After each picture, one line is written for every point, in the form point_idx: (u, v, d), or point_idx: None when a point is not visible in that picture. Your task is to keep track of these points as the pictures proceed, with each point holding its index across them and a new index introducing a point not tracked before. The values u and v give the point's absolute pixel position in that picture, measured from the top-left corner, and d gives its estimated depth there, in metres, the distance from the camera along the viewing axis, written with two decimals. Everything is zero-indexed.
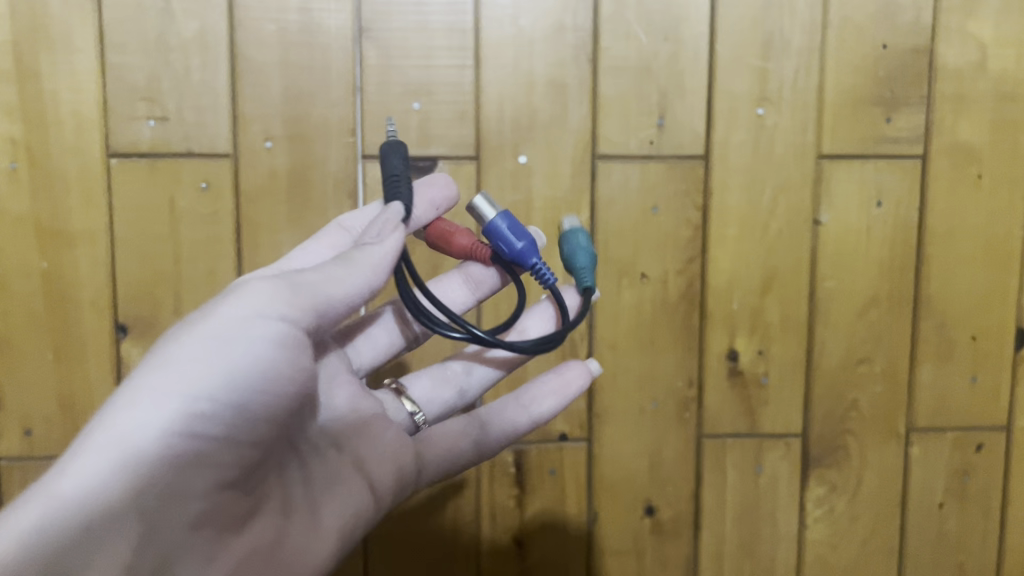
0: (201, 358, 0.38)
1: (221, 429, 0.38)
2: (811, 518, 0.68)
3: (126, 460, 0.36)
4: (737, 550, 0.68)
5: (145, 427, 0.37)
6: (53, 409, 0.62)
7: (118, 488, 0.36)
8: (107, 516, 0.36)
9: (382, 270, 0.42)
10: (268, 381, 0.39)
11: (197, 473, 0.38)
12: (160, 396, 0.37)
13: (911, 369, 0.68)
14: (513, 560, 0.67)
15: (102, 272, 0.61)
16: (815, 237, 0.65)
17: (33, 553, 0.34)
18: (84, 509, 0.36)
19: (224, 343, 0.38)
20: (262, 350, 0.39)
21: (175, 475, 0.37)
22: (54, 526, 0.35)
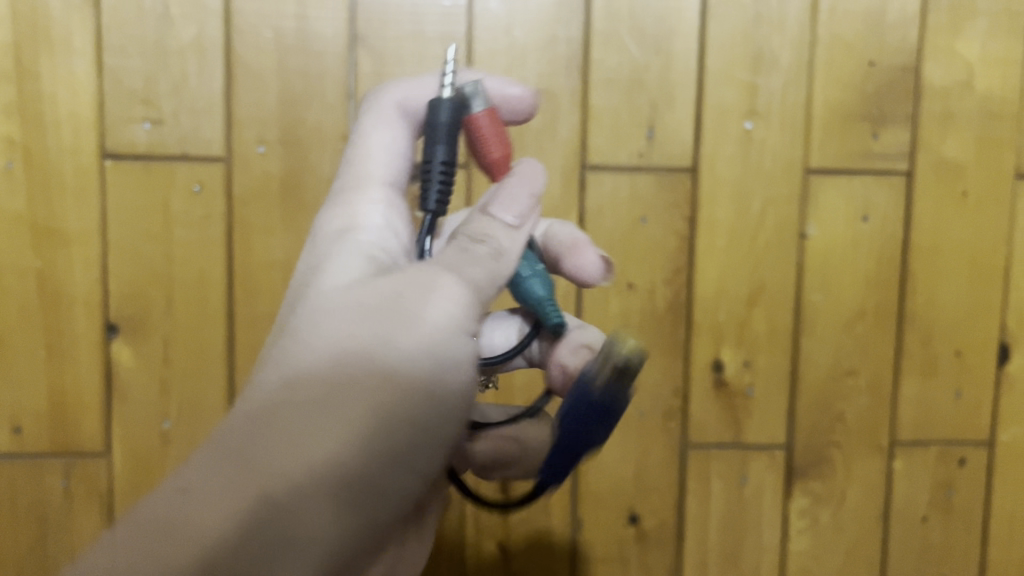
0: (391, 382, 0.35)
1: (421, 460, 0.36)
2: (795, 530, 0.69)
3: (339, 490, 0.33)
4: (721, 558, 0.69)
5: (348, 435, 0.33)
6: (44, 407, 0.63)
7: (319, 511, 0.33)
8: (296, 551, 0.32)
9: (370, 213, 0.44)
10: (448, 393, 0.36)
11: (380, 502, 0.35)
12: (357, 395, 0.34)
13: (896, 383, 0.68)
14: (498, 569, 0.67)
15: (95, 272, 0.62)
16: (801, 249, 0.66)
17: (215, 563, 0.30)
18: (255, 528, 0.31)
19: (403, 320, 0.36)
20: (439, 327, 0.36)
21: (380, 512, 0.35)
22: (249, 552, 0.31)
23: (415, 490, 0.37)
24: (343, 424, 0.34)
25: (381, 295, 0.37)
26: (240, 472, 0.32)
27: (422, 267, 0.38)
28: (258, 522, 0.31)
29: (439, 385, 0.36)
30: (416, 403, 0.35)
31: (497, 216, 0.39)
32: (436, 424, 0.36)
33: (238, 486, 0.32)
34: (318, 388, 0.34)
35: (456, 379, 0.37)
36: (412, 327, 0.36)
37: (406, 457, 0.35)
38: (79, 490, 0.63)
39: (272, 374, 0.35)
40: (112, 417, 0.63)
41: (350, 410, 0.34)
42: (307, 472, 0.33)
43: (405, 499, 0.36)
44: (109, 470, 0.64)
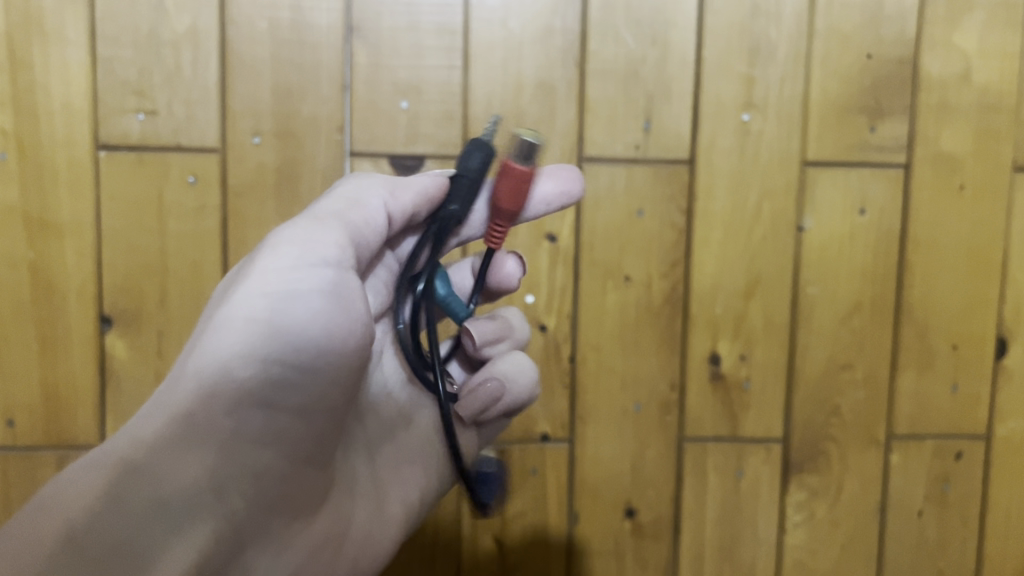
0: (250, 333, 0.39)
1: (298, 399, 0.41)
2: (792, 524, 0.69)
3: (186, 436, 0.37)
4: (717, 552, 0.68)
5: (209, 386, 0.38)
6: (37, 400, 0.62)
7: (193, 456, 0.37)
8: (182, 494, 0.36)
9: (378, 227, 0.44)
10: (331, 337, 0.40)
11: (263, 440, 0.40)
12: (225, 352, 0.39)
13: (893, 376, 0.68)
14: (495, 562, 0.67)
15: (89, 264, 0.61)
16: (798, 243, 0.66)
17: (101, 517, 0.34)
18: (142, 482, 0.35)
19: (276, 298, 0.40)
20: (317, 297, 0.40)
21: (268, 451, 0.40)
22: (129, 500, 0.35)
23: (294, 424, 0.41)
24: (193, 385, 0.38)
25: (284, 279, 0.40)
26: (107, 447, 0.36)
27: (321, 234, 0.41)
28: (135, 477, 0.35)
29: (301, 338, 0.40)
30: (283, 346, 0.39)
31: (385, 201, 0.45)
32: (304, 364, 0.40)
33: (91, 462, 0.36)
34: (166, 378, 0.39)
35: (341, 319, 0.41)
36: (271, 291, 0.40)
37: (265, 395, 0.40)
38: None
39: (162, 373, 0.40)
40: (106, 410, 0.63)
41: (227, 356, 0.39)
42: (137, 444, 0.36)
43: (287, 435, 0.41)
44: None
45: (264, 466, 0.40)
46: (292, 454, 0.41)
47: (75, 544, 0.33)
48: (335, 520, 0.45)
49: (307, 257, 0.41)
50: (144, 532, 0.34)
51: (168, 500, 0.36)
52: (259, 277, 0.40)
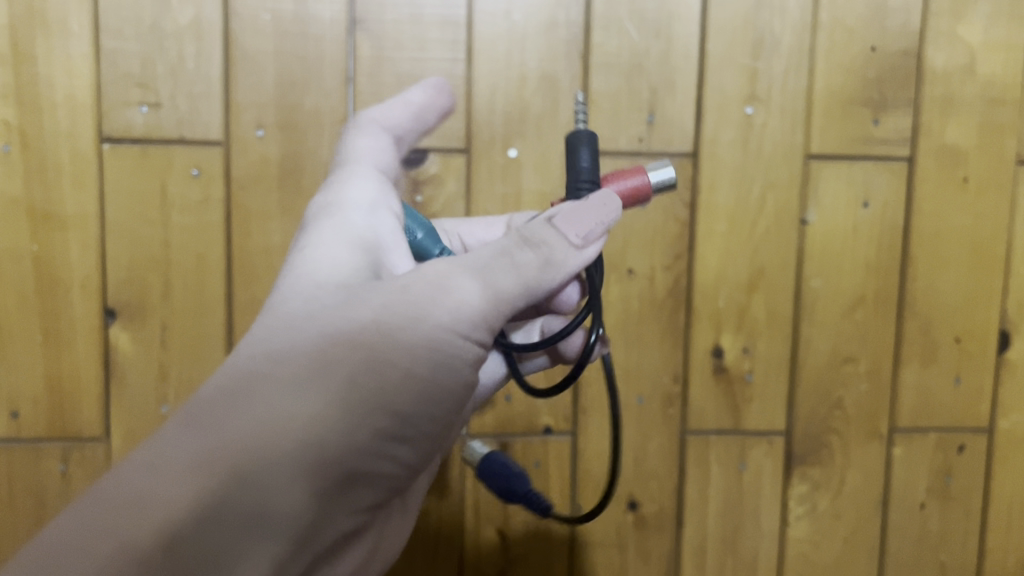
0: (400, 372, 0.35)
1: (410, 439, 0.36)
2: (794, 517, 0.69)
3: (312, 471, 0.32)
4: (719, 545, 0.69)
5: (330, 401, 0.33)
6: (42, 391, 0.62)
7: (303, 484, 0.32)
8: (282, 525, 0.31)
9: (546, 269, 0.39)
10: (447, 372, 0.37)
11: (368, 481, 0.35)
12: (350, 363, 0.34)
13: (896, 369, 0.68)
14: (497, 554, 0.67)
15: (93, 256, 0.62)
16: (802, 235, 0.66)
17: (190, 527, 0.29)
18: (244, 498, 0.31)
19: (401, 315, 0.36)
20: (452, 333, 0.37)
21: (366, 490, 0.35)
22: (227, 516, 0.30)
23: (399, 477, 0.36)
24: (322, 397, 0.33)
25: (403, 294, 0.37)
26: (209, 438, 0.32)
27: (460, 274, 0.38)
28: (236, 491, 0.31)
29: (428, 393, 0.36)
30: (405, 374, 0.35)
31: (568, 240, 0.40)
32: (423, 421, 0.36)
33: (205, 458, 0.31)
34: (300, 366, 0.34)
35: (450, 377, 0.37)
36: (425, 324, 0.36)
37: (386, 428, 0.35)
38: (77, 475, 0.63)
39: (295, 351, 0.35)
40: (110, 401, 0.63)
41: (360, 371, 0.34)
42: (257, 461, 0.31)
43: (389, 476, 0.36)
44: (107, 456, 0.63)
45: (359, 503, 0.35)
46: (386, 490, 0.36)
47: (166, 559, 0.28)
48: (373, 545, 0.40)
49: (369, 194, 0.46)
50: (228, 559, 0.30)
51: (265, 532, 0.31)
52: (423, 311, 0.36)
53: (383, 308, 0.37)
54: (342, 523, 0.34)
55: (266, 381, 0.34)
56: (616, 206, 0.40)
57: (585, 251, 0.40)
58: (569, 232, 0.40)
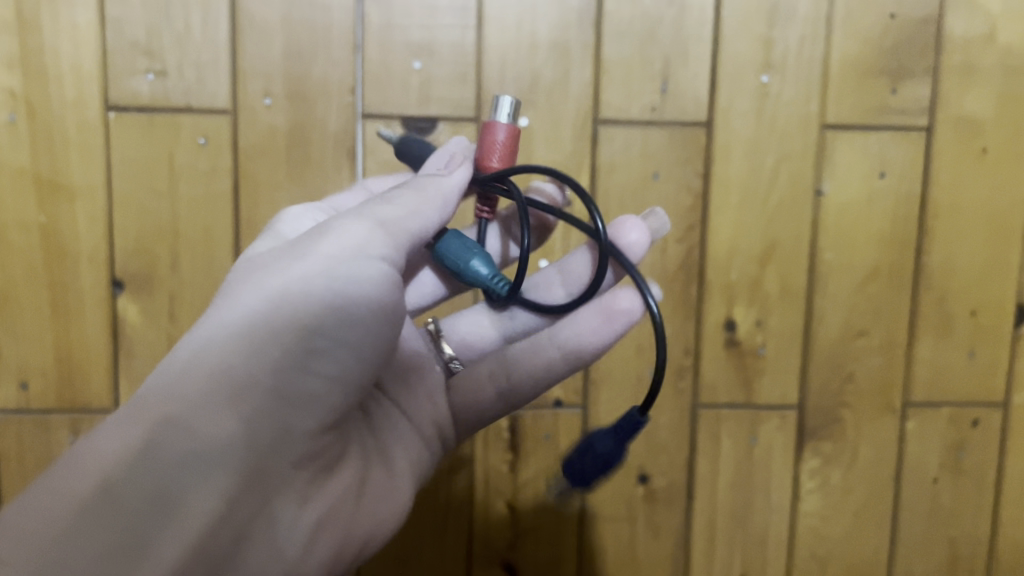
0: (297, 300, 0.39)
1: (329, 361, 0.39)
2: (805, 491, 0.68)
3: (229, 400, 0.38)
4: (730, 519, 0.68)
5: (234, 344, 0.38)
6: (50, 363, 0.62)
7: (221, 417, 0.37)
8: (200, 455, 0.36)
9: (432, 203, 0.44)
10: (360, 294, 0.40)
11: (293, 403, 0.39)
12: (252, 313, 0.39)
13: (910, 343, 0.67)
14: (506, 527, 0.67)
15: (100, 227, 0.61)
16: (816, 207, 0.65)
17: (117, 469, 0.35)
18: (156, 440, 0.36)
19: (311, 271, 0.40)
20: (360, 266, 0.40)
21: (294, 414, 0.39)
22: (152, 457, 0.36)
23: (334, 394, 0.40)
24: (227, 344, 0.38)
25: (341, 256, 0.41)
26: (136, 404, 0.37)
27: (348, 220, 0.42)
28: (151, 438, 0.36)
29: (338, 311, 0.40)
30: (308, 304, 0.39)
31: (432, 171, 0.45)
32: (343, 336, 0.40)
33: (131, 416, 0.37)
34: (211, 325, 0.40)
35: (356, 288, 0.40)
36: (314, 257, 0.41)
37: (297, 355, 0.39)
38: None
39: (215, 313, 0.40)
40: (119, 373, 0.63)
41: (260, 313, 0.39)
42: (173, 403, 0.37)
43: (316, 398, 0.39)
44: None
45: (295, 426, 0.39)
46: (321, 413, 0.40)
47: (109, 493, 0.35)
48: (354, 469, 0.42)
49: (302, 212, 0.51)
50: (162, 489, 0.35)
51: (195, 457, 0.36)
52: (311, 247, 0.41)
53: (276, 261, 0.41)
54: (281, 445, 0.38)
55: (190, 343, 0.39)
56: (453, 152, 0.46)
57: (453, 175, 0.45)
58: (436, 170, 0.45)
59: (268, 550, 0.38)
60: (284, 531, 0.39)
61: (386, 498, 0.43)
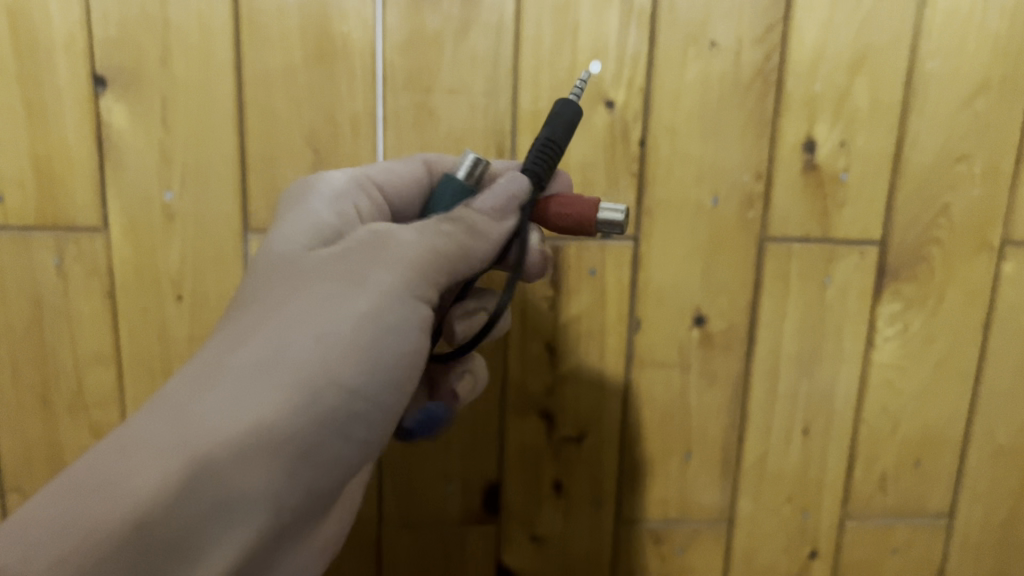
0: (350, 351, 0.37)
1: (352, 429, 0.38)
2: (881, 338, 0.61)
3: (269, 450, 0.34)
4: (795, 366, 0.61)
5: (284, 390, 0.35)
6: (27, 172, 0.54)
7: (264, 467, 0.33)
8: (238, 505, 0.32)
9: (479, 255, 0.42)
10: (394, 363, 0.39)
11: (317, 465, 0.36)
12: (305, 353, 0.36)
13: (1016, 171, 0.58)
14: (544, 370, 0.60)
15: (77, 12, 0.52)
16: (921, 4, 0.55)
17: (162, 506, 0.30)
18: (202, 476, 0.31)
19: (366, 323, 0.38)
20: (405, 336, 0.39)
21: (314, 478, 0.36)
22: (195, 499, 0.31)
23: (350, 458, 0.38)
24: (279, 381, 0.35)
25: (386, 310, 0.38)
26: (176, 432, 0.33)
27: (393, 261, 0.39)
28: (199, 472, 0.31)
29: (372, 368, 0.38)
30: (354, 361, 0.37)
31: (478, 206, 0.42)
32: (374, 393, 0.38)
33: (174, 444, 0.32)
34: (250, 356, 0.36)
35: (390, 342, 0.38)
36: (365, 306, 0.38)
37: (333, 418, 0.36)
38: (76, 270, 0.56)
39: (253, 341, 0.37)
40: (107, 186, 0.55)
41: (313, 356, 0.36)
42: (213, 439, 0.32)
43: (334, 466, 0.37)
44: (107, 248, 0.55)
45: (308, 493, 0.36)
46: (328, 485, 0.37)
47: (145, 533, 0.30)
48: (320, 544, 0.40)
49: (340, 190, 0.46)
50: (193, 540, 0.31)
51: (233, 510, 0.32)
52: (363, 285, 0.39)
53: (324, 295, 0.38)
54: (297, 512, 0.35)
55: (231, 371, 0.35)
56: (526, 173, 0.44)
57: (505, 222, 0.42)
58: (489, 207, 0.42)
59: None
60: None
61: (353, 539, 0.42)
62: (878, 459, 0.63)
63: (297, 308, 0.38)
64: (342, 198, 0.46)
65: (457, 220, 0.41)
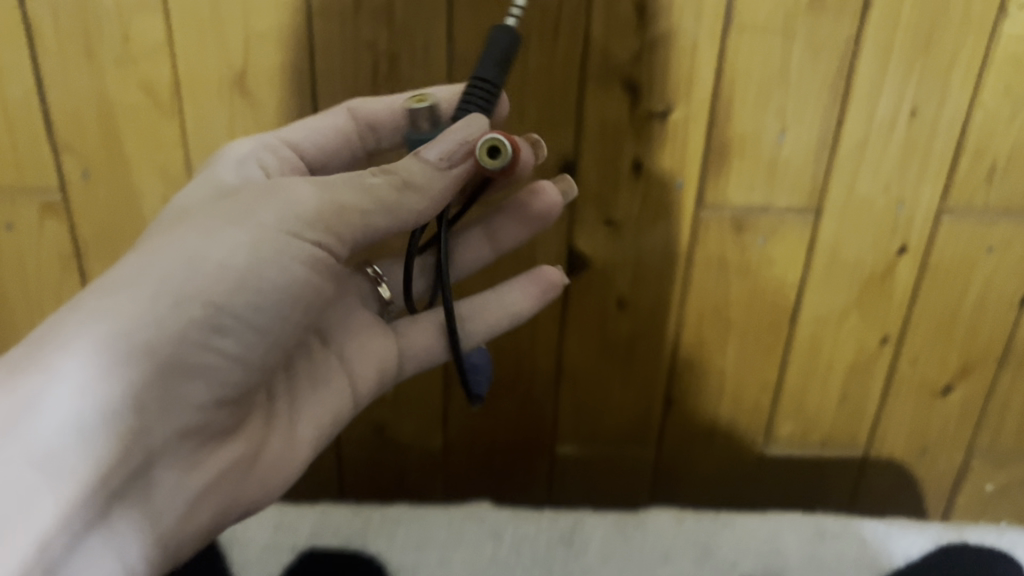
0: (229, 274, 0.38)
1: (234, 342, 0.40)
2: (1017, 6, 0.53)
3: (131, 361, 0.37)
4: (912, 40, 0.54)
5: (139, 308, 0.37)
6: None
7: (124, 379, 0.36)
8: (103, 411, 0.36)
9: (425, 202, 0.40)
10: (275, 285, 0.39)
11: (189, 373, 0.39)
12: (169, 277, 0.38)
13: None
14: (631, 35, 0.53)
15: None
16: None
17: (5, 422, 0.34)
18: (49, 388, 0.35)
19: (248, 251, 0.39)
20: (290, 263, 0.39)
21: (184, 384, 0.39)
22: (50, 410, 0.35)
23: (232, 364, 0.40)
24: (144, 297, 0.37)
25: (265, 237, 0.39)
26: (34, 353, 0.36)
27: (286, 183, 0.40)
28: (52, 380, 0.35)
29: (260, 293, 0.39)
30: (225, 283, 0.38)
31: (421, 154, 0.40)
32: (251, 313, 0.39)
33: (27, 361, 0.36)
34: (124, 274, 0.38)
35: (278, 274, 0.39)
36: (247, 228, 0.39)
37: (204, 334, 0.38)
38: None
39: (133, 261, 0.39)
40: None
41: (183, 275, 0.38)
42: (79, 355, 0.36)
43: (212, 373, 0.39)
44: None
45: (182, 398, 0.39)
46: (208, 390, 0.40)
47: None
48: (246, 442, 0.43)
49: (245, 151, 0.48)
50: (45, 450, 0.34)
51: (91, 419, 0.35)
52: (250, 209, 0.40)
53: (200, 227, 0.40)
54: (173, 416, 0.39)
55: (90, 297, 0.38)
56: (479, 116, 0.39)
57: (451, 172, 0.40)
58: (433, 156, 0.39)
59: (149, 519, 0.39)
60: (165, 506, 0.39)
61: (284, 460, 0.44)
62: (988, 150, 0.58)
63: (175, 239, 0.40)
64: (247, 158, 0.48)
65: (394, 167, 0.40)
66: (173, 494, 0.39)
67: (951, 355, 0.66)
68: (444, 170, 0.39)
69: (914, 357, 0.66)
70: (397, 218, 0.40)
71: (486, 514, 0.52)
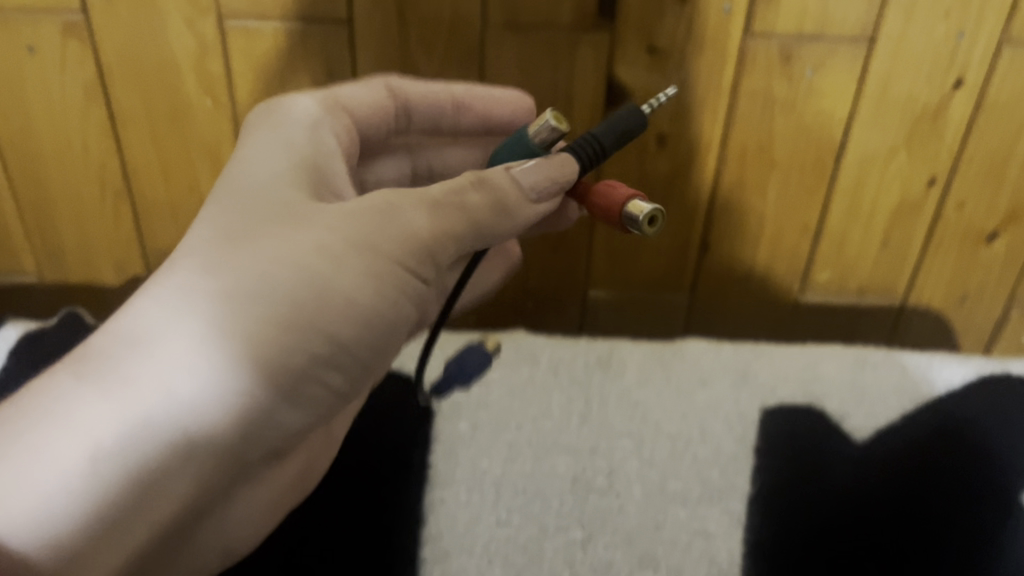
0: (343, 314, 0.36)
1: (337, 377, 0.37)
2: None
3: (243, 397, 0.34)
4: None
5: (256, 340, 0.34)
6: None
7: (235, 417, 0.34)
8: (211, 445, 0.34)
9: (508, 231, 0.40)
10: (373, 326, 0.37)
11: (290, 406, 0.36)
12: (289, 304, 0.35)
13: None
14: None
15: None
16: None
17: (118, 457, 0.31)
18: (161, 422, 0.32)
19: (361, 285, 0.36)
20: (388, 308, 0.38)
21: (286, 415, 0.36)
22: (158, 444, 0.32)
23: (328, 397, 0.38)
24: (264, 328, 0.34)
25: (375, 275, 0.37)
26: (139, 375, 0.33)
27: (399, 210, 0.38)
28: (164, 413, 0.33)
29: (367, 328, 0.37)
30: (338, 324, 0.36)
31: (514, 175, 0.40)
32: (353, 351, 0.37)
33: (134, 384, 0.33)
34: (234, 284, 0.35)
35: (385, 316, 0.38)
36: (366, 260, 0.37)
37: (311, 371, 0.36)
38: None
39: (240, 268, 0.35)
40: None
41: (300, 310, 0.35)
42: (191, 388, 0.33)
43: (312, 406, 0.37)
44: None
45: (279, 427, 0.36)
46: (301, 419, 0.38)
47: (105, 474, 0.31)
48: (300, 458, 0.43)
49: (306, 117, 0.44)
50: (152, 485, 0.32)
51: (196, 451, 0.33)
52: (364, 237, 0.37)
53: (320, 240, 0.36)
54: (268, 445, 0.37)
55: (198, 311, 0.34)
56: (571, 166, 0.40)
57: (539, 205, 0.41)
58: (527, 186, 0.40)
59: (214, 525, 0.38)
60: (228, 516, 0.39)
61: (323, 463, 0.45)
62: None
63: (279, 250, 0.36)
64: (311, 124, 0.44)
65: (491, 184, 0.39)
66: (236, 507, 0.39)
67: (1000, 198, 0.63)
68: (531, 201, 0.40)
69: (961, 201, 0.64)
70: (482, 240, 0.40)
71: (522, 339, 0.56)
